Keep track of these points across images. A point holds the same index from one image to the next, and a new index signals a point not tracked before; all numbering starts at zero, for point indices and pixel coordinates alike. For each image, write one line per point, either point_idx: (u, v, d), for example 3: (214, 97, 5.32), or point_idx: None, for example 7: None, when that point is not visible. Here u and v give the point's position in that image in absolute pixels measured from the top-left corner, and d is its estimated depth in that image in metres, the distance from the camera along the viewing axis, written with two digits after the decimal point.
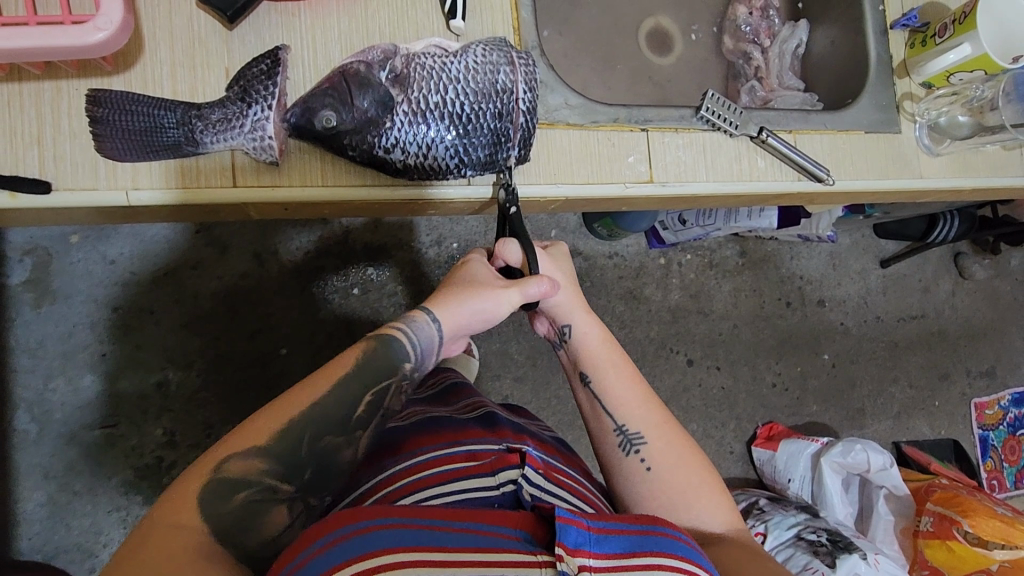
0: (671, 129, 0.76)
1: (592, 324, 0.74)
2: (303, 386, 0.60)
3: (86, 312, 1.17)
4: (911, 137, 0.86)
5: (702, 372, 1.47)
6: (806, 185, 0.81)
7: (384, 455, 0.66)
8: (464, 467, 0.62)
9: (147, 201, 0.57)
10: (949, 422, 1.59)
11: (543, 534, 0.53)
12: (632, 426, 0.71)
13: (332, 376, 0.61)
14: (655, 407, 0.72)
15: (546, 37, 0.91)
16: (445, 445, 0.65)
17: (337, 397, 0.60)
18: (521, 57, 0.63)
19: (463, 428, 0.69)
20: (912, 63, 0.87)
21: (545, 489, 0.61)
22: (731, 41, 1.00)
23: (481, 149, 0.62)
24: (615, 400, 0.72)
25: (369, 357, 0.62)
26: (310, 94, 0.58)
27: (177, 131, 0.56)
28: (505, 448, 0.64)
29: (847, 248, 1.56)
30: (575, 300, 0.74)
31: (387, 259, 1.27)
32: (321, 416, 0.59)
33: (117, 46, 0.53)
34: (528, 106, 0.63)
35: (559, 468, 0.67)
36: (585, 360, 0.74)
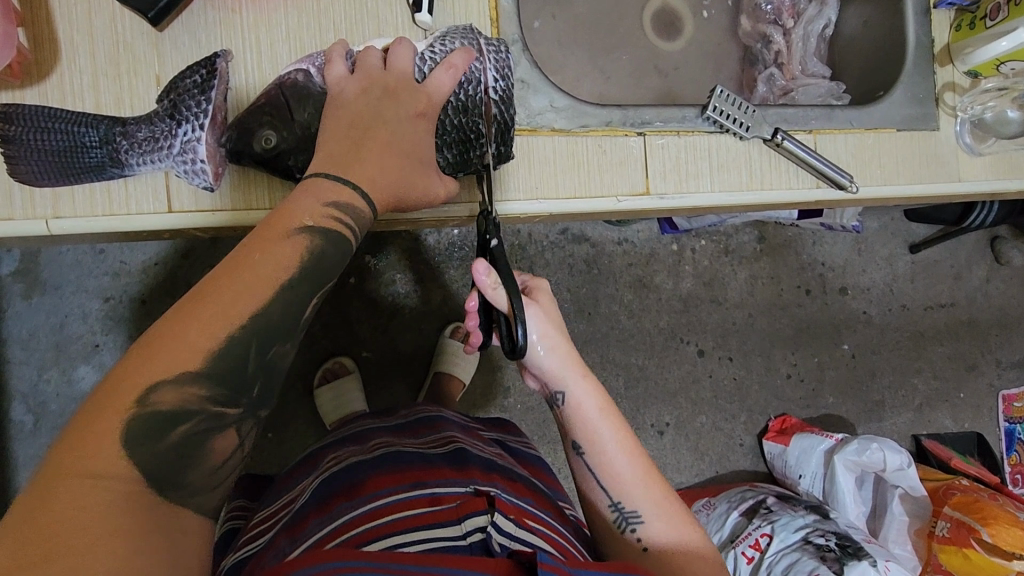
0: (671, 133, 0.68)
1: (589, 388, 0.63)
2: (133, 368, 0.40)
3: (79, 302, 1.10)
4: (950, 134, 0.76)
5: (713, 364, 1.39)
6: (826, 193, 0.72)
7: (336, 499, 0.61)
8: (424, 512, 0.56)
9: (70, 228, 0.53)
10: (974, 415, 1.50)
11: None
12: (629, 503, 0.62)
13: (260, 277, 0.44)
14: (655, 480, 0.63)
15: (538, 28, 0.82)
16: (406, 489, 0.60)
17: (226, 345, 0.42)
18: (492, 45, 0.59)
19: (430, 467, 0.64)
20: (956, 49, 0.75)
21: (516, 537, 0.54)
22: (749, 23, 0.89)
23: (447, 148, 0.58)
24: (611, 476, 0.62)
25: (265, 265, 0.45)
26: (245, 113, 0.53)
27: (100, 150, 0.52)
28: (472, 491, 0.59)
29: (874, 233, 1.46)
30: (568, 362, 0.62)
31: (384, 248, 1.18)
32: (196, 398, 0.42)
33: (5, 61, 0.49)
34: (500, 96, 0.59)
35: (531, 513, 0.61)
36: (578, 429, 0.63)
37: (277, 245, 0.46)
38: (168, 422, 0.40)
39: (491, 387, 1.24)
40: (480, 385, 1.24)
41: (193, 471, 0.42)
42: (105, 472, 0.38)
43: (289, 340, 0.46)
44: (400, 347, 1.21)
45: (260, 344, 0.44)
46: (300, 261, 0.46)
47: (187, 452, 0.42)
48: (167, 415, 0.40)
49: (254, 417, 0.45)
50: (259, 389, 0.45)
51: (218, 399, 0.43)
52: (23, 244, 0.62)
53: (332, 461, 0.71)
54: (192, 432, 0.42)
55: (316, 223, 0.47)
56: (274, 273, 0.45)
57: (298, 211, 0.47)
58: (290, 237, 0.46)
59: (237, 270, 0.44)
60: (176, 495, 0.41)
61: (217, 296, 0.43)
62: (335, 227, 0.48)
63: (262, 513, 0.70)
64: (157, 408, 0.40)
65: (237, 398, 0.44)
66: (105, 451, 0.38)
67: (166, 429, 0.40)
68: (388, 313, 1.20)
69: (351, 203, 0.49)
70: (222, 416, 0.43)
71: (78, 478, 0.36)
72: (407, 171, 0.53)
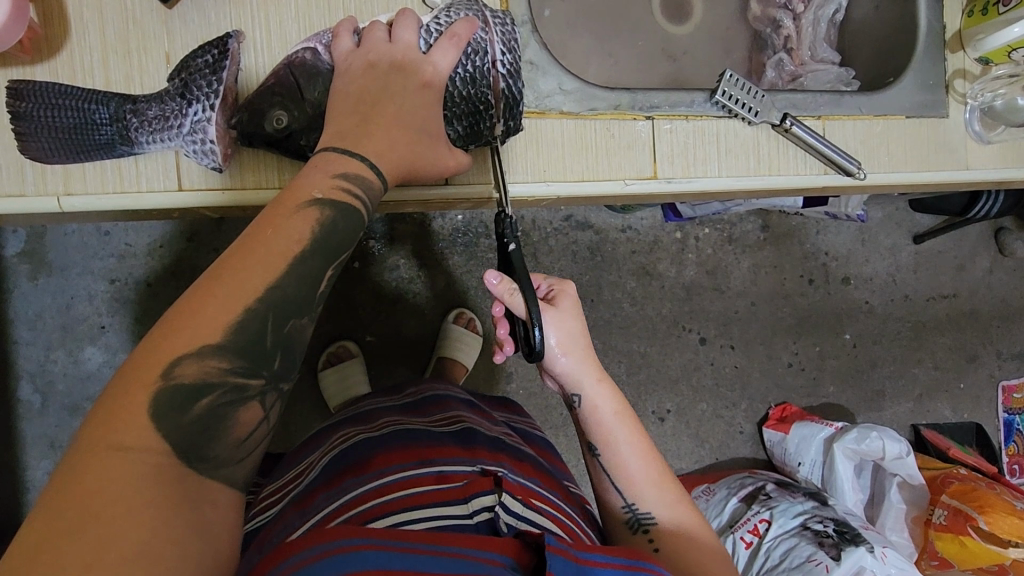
0: (680, 116, 0.67)
1: (606, 392, 0.66)
2: (156, 344, 0.41)
3: (86, 283, 1.10)
4: (959, 122, 0.75)
5: (715, 352, 1.39)
6: (834, 180, 0.72)
7: (346, 473, 0.62)
8: (433, 490, 0.57)
9: (80, 207, 0.54)
10: (974, 405, 1.50)
11: (527, 560, 0.49)
12: (642, 503, 0.64)
13: (272, 254, 0.44)
14: (668, 483, 0.65)
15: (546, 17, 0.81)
16: (415, 466, 0.61)
17: (242, 320, 0.43)
18: (496, 16, 0.59)
19: (436, 445, 0.65)
20: (968, 35, 0.75)
21: (522, 516, 0.56)
22: (759, 7, 0.88)
23: (457, 120, 0.57)
24: (625, 476, 0.64)
25: (279, 237, 0.45)
26: (256, 94, 0.53)
27: (111, 128, 0.52)
28: (479, 471, 0.60)
29: (878, 222, 1.45)
30: (585, 366, 0.65)
31: (388, 232, 1.18)
32: (218, 371, 0.42)
33: (16, 38, 0.49)
34: (508, 69, 0.58)
35: (537, 493, 0.61)
36: (594, 431, 0.66)
37: (289, 220, 0.46)
38: (191, 395, 0.41)
39: (495, 372, 1.25)
40: (483, 369, 1.25)
41: (218, 443, 0.42)
42: (133, 445, 0.39)
43: (306, 313, 0.46)
44: (405, 329, 1.21)
45: (277, 316, 0.44)
46: (312, 235, 0.46)
47: (213, 424, 0.42)
48: (191, 387, 0.41)
49: (277, 389, 0.46)
50: (280, 362, 0.45)
51: (240, 370, 0.43)
52: (33, 223, 0.62)
53: (342, 436, 0.72)
54: (214, 405, 0.42)
55: (325, 195, 0.47)
56: (289, 245, 0.45)
57: (310, 184, 0.47)
58: (301, 211, 0.46)
59: (249, 250, 0.44)
60: (200, 466, 0.41)
61: (231, 277, 0.43)
62: (345, 198, 0.48)
63: (273, 486, 0.71)
64: (180, 381, 0.41)
65: (256, 370, 0.44)
66: (132, 427, 0.39)
67: (189, 402, 0.41)
68: (393, 296, 1.20)
69: (358, 173, 0.49)
70: (244, 388, 0.43)
71: (108, 452, 0.38)
72: (416, 145, 0.53)
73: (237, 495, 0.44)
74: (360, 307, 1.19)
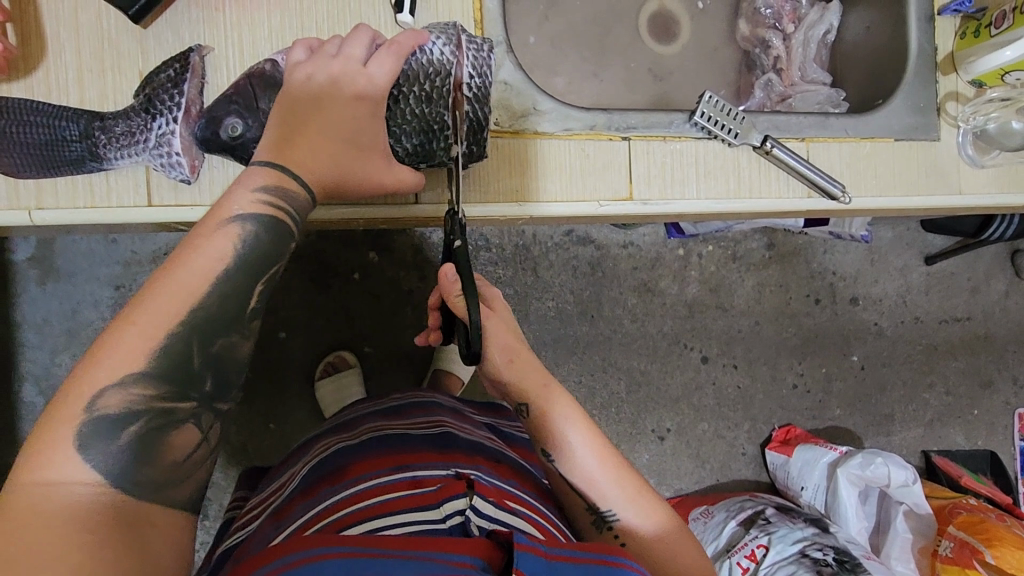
0: (658, 138, 0.67)
1: (557, 398, 0.62)
2: (79, 379, 0.43)
3: (90, 290, 1.12)
4: (951, 145, 0.74)
5: (716, 371, 1.37)
6: (817, 203, 0.70)
7: (321, 483, 0.62)
8: (404, 496, 0.56)
9: (52, 220, 0.55)
10: (989, 432, 1.46)
11: (498, 560, 0.48)
12: (605, 501, 0.62)
13: (194, 276, 0.47)
14: (625, 476, 0.62)
15: (532, 44, 0.82)
16: (388, 472, 0.60)
17: (166, 345, 0.45)
18: (472, 40, 0.59)
19: (411, 450, 0.64)
20: (960, 57, 0.74)
21: (495, 519, 0.54)
22: (748, 27, 0.88)
23: (407, 138, 0.58)
24: (583, 479, 0.62)
25: (202, 259, 0.47)
26: (214, 103, 0.55)
27: (80, 145, 0.54)
28: (453, 475, 0.59)
29: (887, 242, 1.42)
30: (530, 374, 0.62)
31: (385, 245, 1.19)
32: (142, 397, 0.44)
33: None
34: (474, 93, 0.58)
35: (512, 494, 0.60)
36: (546, 439, 0.62)
37: (209, 240, 0.48)
38: (117, 423, 0.43)
39: (490, 387, 1.24)
40: (479, 384, 1.25)
41: (152, 467, 0.44)
42: (62, 479, 0.41)
43: (234, 330, 0.48)
44: (400, 342, 1.21)
45: (201, 338, 0.46)
46: (235, 252, 0.48)
47: (145, 450, 0.44)
48: (116, 417, 0.43)
49: (211, 410, 0.48)
50: (212, 384, 0.47)
51: (165, 395, 0.45)
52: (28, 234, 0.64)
53: (321, 446, 0.72)
54: (143, 431, 0.44)
55: (250, 210, 0.49)
56: (213, 265, 0.47)
57: (227, 204, 0.49)
58: (224, 227, 0.49)
59: (169, 273, 0.47)
60: (138, 492, 0.43)
61: (151, 304, 0.45)
62: (271, 212, 0.50)
63: (255, 499, 0.71)
64: (104, 411, 0.43)
65: (185, 393, 0.46)
66: (59, 460, 0.41)
67: (113, 430, 0.43)
68: (389, 308, 1.20)
69: (281, 185, 0.51)
70: (173, 412, 0.45)
71: (34, 487, 0.40)
72: (347, 161, 0.55)
73: (184, 514, 0.45)
74: (357, 319, 1.19)
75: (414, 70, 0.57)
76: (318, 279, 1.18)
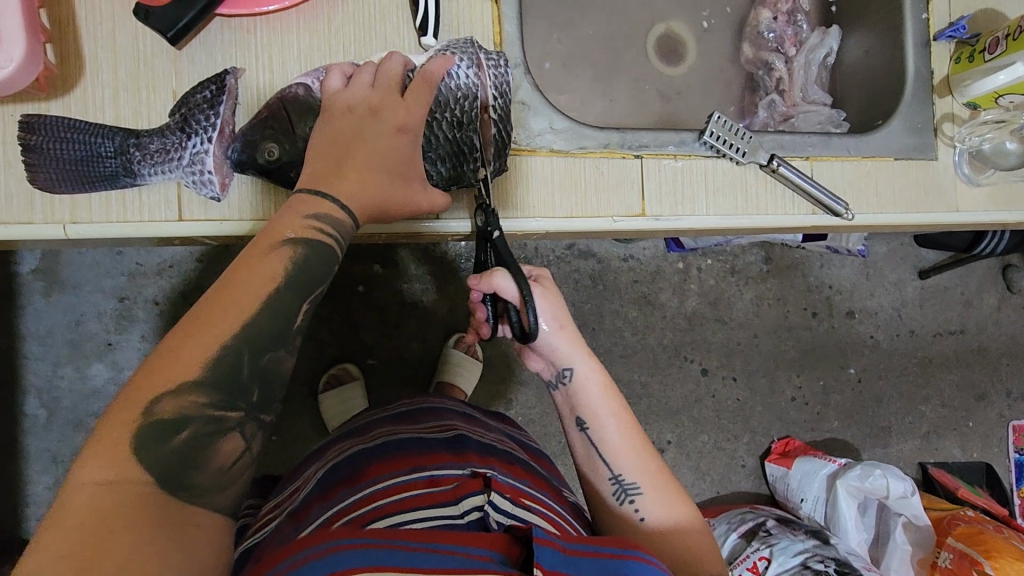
0: (668, 156, 0.69)
1: (593, 367, 0.65)
2: (135, 388, 0.46)
3: (97, 301, 1.13)
4: (948, 164, 0.77)
5: (717, 383, 1.39)
6: (822, 219, 0.73)
7: (340, 485, 0.63)
8: (423, 494, 0.58)
9: (85, 234, 0.56)
10: (984, 444, 1.48)
11: (517, 553, 0.50)
12: (626, 473, 0.63)
13: (243, 291, 0.49)
14: (649, 452, 0.65)
15: (544, 68, 0.85)
16: (406, 472, 0.61)
17: (216, 356, 0.47)
18: (491, 59, 0.61)
19: (428, 453, 0.65)
20: (955, 81, 0.77)
21: (512, 514, 0.55)
22: (751, 50, 0.91)
23: (441, 162, 0.61)
24: (612, 449, 0.64)
25: (247, 282, 0.49)
26: (249, 127, 0.56)
27: (115, 160, 0.55)
28: (468, 473, 0.60)
29: (883, 257, 1.45)
30: (574, 343, 0.63)
31: (392, 258, 1.21)
32: (195, 403, 0.46)
33: (28, 80, 0.52)
34: (499, 114, 0.62)
35: (528, 493, 0.61)
36: (581, 407, 0.64)
37: (263, 259, 0.50)
38: (169, 428, 0.45)
39: (495, 399, 1.26)
40: (484, 396, 1.26)
41: (199, 473, 0.46)
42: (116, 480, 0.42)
43: (281, 346, 0.50)
44: (407, 354, 1.23)
45: (251, 351, 0.49)
46: (284, 271, 0.51)
47: (192, 455, 0.46)
48: (168, 422, 0.45)
49: (255, 420, 0.50)
50: (257, 395, 0.50)
51: (216, 403, 0.47)
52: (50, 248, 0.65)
53: (335, 452, 0.72)
54: (193, 437, 0.46)
55: (297, 236, 0.52)
56: (262, 286, 0.50)
57: (283, 226, 0.52)
58: (274, 250, 0.51)
59: (226, 289, 0.49)
60: (186, 495, 0.45)
61: (210, 313, 0.48)
62: (315, 236, 0.52)
63: (270, 505, 0.72)
64: (159, 416, 0.45)
65: (233, 402, 0.48)
66: (109, 461, 0.43)
67: (166, 435, 0.45)
68: (396, 320, 1.22)
69: (328, 214, 0.53)
70: (221, 420, 0.48)
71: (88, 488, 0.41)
72: (388, 189, 0.56)
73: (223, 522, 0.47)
74: (364, 331, 1.21)
75: (443, 95, 0.60)
76: (327, 293, 1.19)
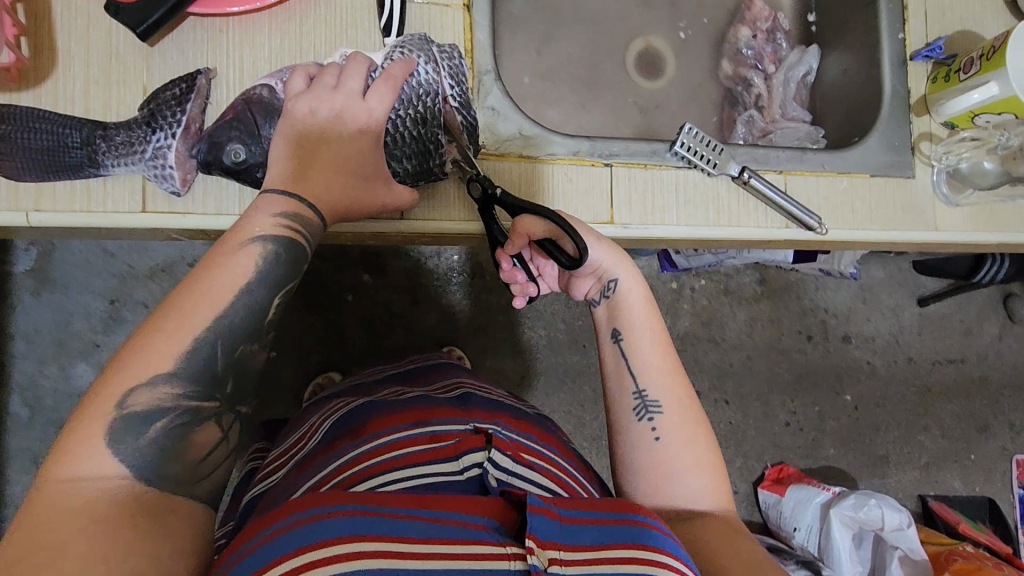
0: (638, 166, 0.69)
1: (638, 280, 0.66)
2: (106, 384, 0.47)
3: (85, 301, 1.14)
4: (926, 183, 0.76)
5: (708, 406, 1.37)
6: (794, 234, 0.73)
7: (344, 437, 0.60)
8: (425, 450, 0.55)
9: (48, 222, 0.57)
10: (986, 478, 1.44)
11: (513, 522, 0.46)
12: (653, 391, 0.62)
13: (216, 285, 0.50)
14: (677, 375, 0.64)
15: (526, 81, 0.86)
16: (409, 427, 0.58)
17: (191, 350, 0.49)
18: (444, 52, 0.63)
19: (435, 408, 0.62)
20: (932, 100, 0.77)
21: (513, 473, 0.53)
22: (730, 66, 0.92)
23: (406, 160, 0.61)
24: (643, 363, 0.63)
25: (216, 278, 0.51)
26: (215, 128, 0.57)
27: (81, 151, 0.56)
28: (471, 428, 0.57)
29: (879, 282, 1.44)
30: (617, 252, 0.65)
31: (383, 268, 1.21)
32: (169, 396, 0.48)
33: None
34: (459, 103, 0.63)
35: (530, 448, 0.59)
36: (621, 317, 0.65)
37: (233, 257, 0.52)
38: (144, 420, 0.47)
39: None
40: None
41: (180, 462, 0.48)
42: (91, 475, 0.44)
43: (256, 340, 0.52)
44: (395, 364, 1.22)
45: (226, 342, 0.50)
46: (255, 269, 0.52)
47: (171, 444, 0.48)
48: (143, 414, 0.47)
49: (232, 411, 0.52)
50: (232, 385, 0.51)
51: (190, 396, 0.49)
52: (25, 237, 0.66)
53: (341, 404, 0.71)
54: (169, 427, 0.48)
55: (266, 233, 0.53)
56: (234, 282, 0.51)
57: (250, 224, 0.53)
58: (243, 247, 0.52)
59: (195, 283, 0.51)
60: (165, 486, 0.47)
61: (180, 310, 0.49)
62: (287, 235, 0.54)
63: (279, 450, 0.70)
64: (133, 409, 0.47)
65: (210, 394, 0.50)
66: (89, 454, 0.45)
67: (142, 426, 0.47)
68: (384, 329, 1.22)
69: (297, 212, 0.54)
70: (198, 411, 0.49)
71: (68, 482, 0.43)
72: (357, 191, 0.57)
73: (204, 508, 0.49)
74: (351, 340, 1.20)
75: (407, 95, 0.61)
76: (315, 301, 1.19)
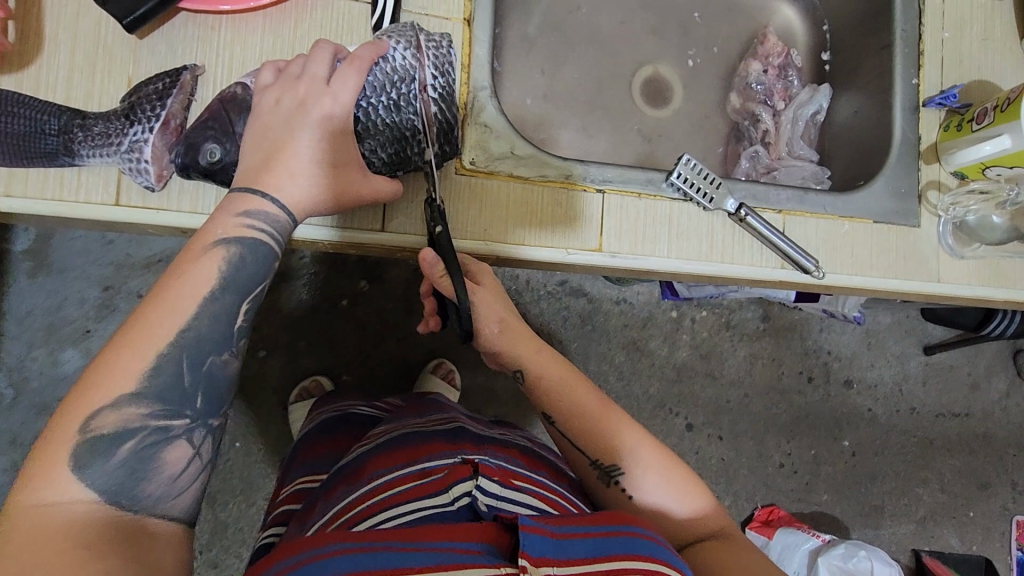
0: (632, 194, 0.67)
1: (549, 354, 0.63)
2: (73, 404, 0.46)
3: (78, 288, 1.13)
4: (932, 234, 0.74)
5: (701, 441, 1.33)
6: (790, 275, 0.70)
7: (341, 483, 0.58)
8: (411, 486, 0.51)
9: (16, 208, 0.56)
10: (985, 538, 1.39)
11: (506, 545, 0.44)
12: (604, 455, 0.60)
13: (181, 294, 0.49)
14: (625, 423, 0.61)
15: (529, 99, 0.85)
16: (398, 464, 0.55)
17: (157, 365, 0.48)
18: (430, 41, 0.62)
19: (420, 439, 0.58)
20: (943, 148, 0.74)
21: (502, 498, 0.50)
22: (739, 100, 0.90)
23: (380, 148, 0.60)
24: (583, 433, 0.60)
25: (183, 286, 0.50)
26: (191, 129, 0.56)
27: (56, 138, 0.55)
28: (459, 460, 0.53)
29: (887, 328, 1.40)
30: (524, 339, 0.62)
31: (378, 276, 1.19)
32: (134, 414, 0.47)
33: None
34: (439, 93, 0.61)
35: (521, 473, 0.55)
36: (546, 403, 0.62)
37: (199, 266, 0.50)
38: (111, 441, 0.46)
39: None
40: None
41: (150, 481, 0.47)
42: (59, 498, 0.43)
43: (225, 350, 0.51)
44: (382, 375, 1.20)
45: (193, 357, 0.49)
46: (221, 274, 0.51)
47: (141, 465, 0.47)
48: (111, 435, 0.46)
49: (204, 426, 0.50)
50: (202, 402, 0.50)
51: (157, 412, 0.48)
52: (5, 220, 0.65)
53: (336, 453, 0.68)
54: (139, 447, 0.47)
55: (228, 235, 0.52)
56: (199, 287, 0.50)
57: (211, 229, 0.52)
58: (207, 252, 0.51)
59: (159, 297, 0.49)
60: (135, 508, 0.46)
61: (144, 325, 0.48)
62: (250, 235, 0.52)
63: (287, 493, 0.68)
64: (100, 431, 0.46)
65: (178, 411, 0.49)
66: (55, 480, 0.43)
67: (110, 446, 0.45)
68: (374, 338, 1.20)
69: (260, 209, 0.53)
70: (167, 428, 0.48)
71: (34, 507, 0.42)
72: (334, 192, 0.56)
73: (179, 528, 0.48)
74: (341, 347, 1.19)
75: (379, 80, 0.59)
76: (306, 304, 1.18)
